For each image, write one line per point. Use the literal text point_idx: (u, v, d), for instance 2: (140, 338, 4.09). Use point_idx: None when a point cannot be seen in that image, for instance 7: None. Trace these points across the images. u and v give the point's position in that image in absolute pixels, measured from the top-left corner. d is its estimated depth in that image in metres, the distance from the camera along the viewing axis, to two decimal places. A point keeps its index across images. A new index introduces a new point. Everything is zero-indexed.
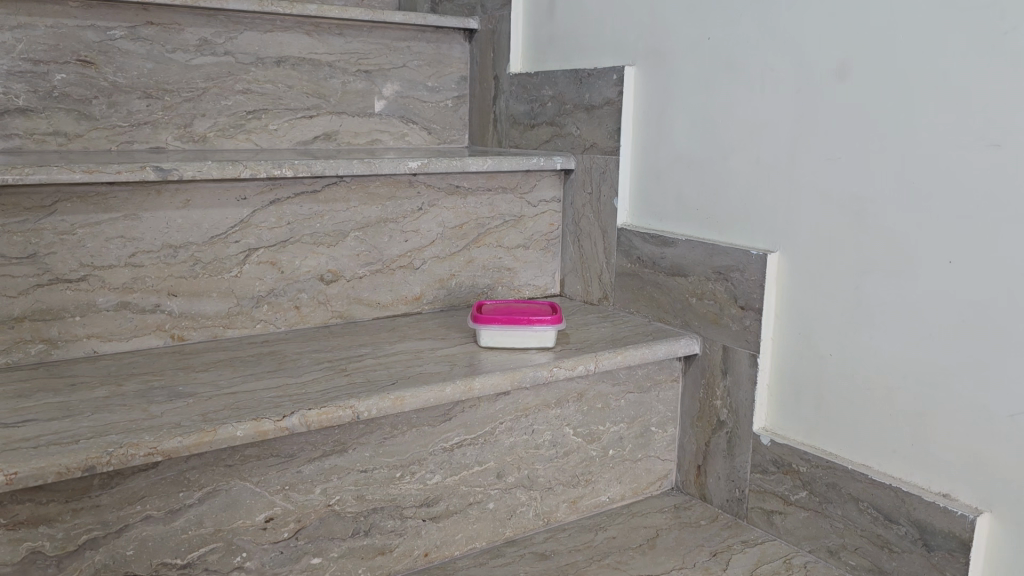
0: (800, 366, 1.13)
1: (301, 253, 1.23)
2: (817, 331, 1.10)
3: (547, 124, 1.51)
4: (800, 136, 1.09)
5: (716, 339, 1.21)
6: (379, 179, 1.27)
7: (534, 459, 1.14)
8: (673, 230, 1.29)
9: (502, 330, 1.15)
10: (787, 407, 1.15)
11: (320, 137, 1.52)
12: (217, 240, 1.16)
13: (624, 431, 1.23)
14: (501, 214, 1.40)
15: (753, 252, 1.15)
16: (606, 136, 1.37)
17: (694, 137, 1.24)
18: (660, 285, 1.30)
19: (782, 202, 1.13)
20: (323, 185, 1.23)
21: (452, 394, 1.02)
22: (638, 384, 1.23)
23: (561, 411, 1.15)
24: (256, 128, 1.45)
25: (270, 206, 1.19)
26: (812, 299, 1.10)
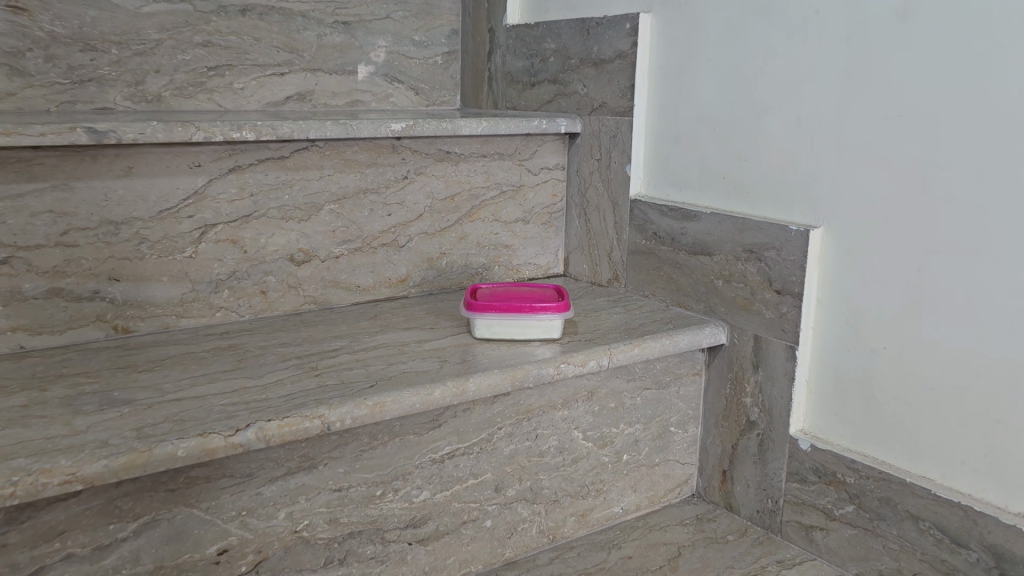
0: (848, 361, 0.97)
1: (268, 229, 1.06)
2: (868, 320, 0.94)
3: (549, 82, 1.34)
4: (851, 90, 0.92)
5: (746, 327, 1.06)
6: (358, 143, 1.10)
7: (538, 468, 0.99)
8: (695, 202, 1.13)
9: (499, 319, 0.99)
10: (831, 407, 0.99)
11: (293, 98, 1.34)
12: (166, 215, 0.99)
13: (640, 433, 1.07)
14: (498, 184, 1.23)
15: (793, 227, 0.98)
16: (616, 94, 1.20)
17: (720, 95, 1.07)
18: (680, 265, 1.14)
19: (828, 169, 0.96)
20: (292, 150, 1.06)
21: (441, 398, 0.86)
22: (656, 379, 1.07)
23: (569, 412, 1.00)
24: (219, 86, 1.27)
25: (229, 174, 1.02)
26: (863, 283, 0.94)
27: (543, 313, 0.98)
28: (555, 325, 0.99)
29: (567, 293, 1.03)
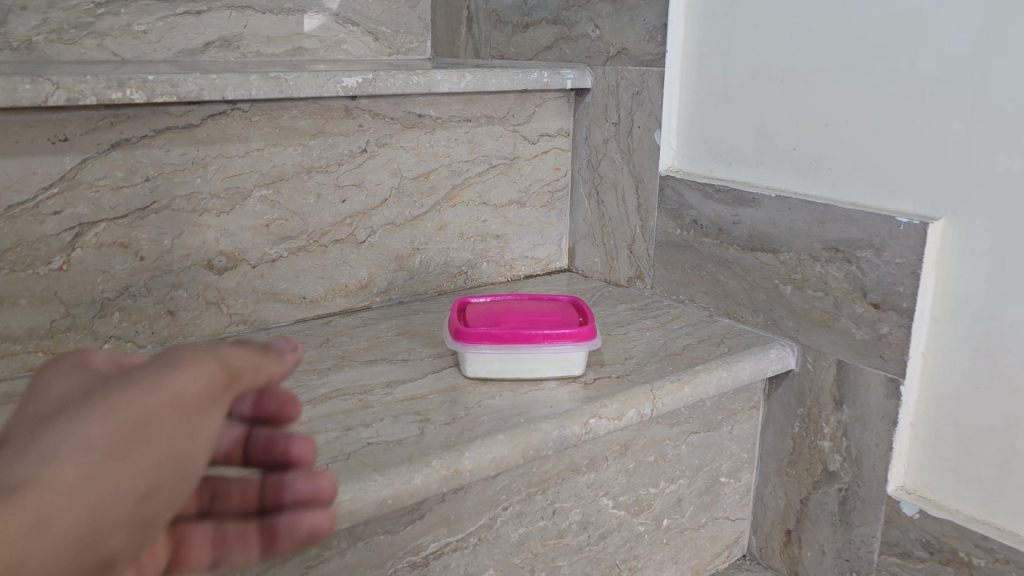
0: (977, 402, 0.71)
1: (173, 227, 0.77)
2: (1012, 350, 0.68)
3: (547, 22, 1.04)
4: (997, 25, 0.65)
5: (825, 350, 0.79)
6: (297, 105, 0.81)
7: (555, 553, 0.72)
8: (753, 181, 0.85)
9: (502, 352, 0.71)
10: (948, 460, 0.74)
11: (215, 44, 1.03)
12: (19, 212, 0.69)
13: (684, 490, 0.81)
14: (486, 157, 0.95)
15: (902, 220, 0.72)
16: (641, 37, 0.91)
17: (789, 36, 0.79)
18: (729, 264, 0.87)
19: (956, 138, 0.69)
20: (203, 116, 0.76)
21: (425, 487, 0.59)
22: (704, 419, 0.81)
23: (596, 476, 0.73)
24: (114, 28, 0.96)
25: (113, 152, 0.72)
26: (1008, 299, 0.67)
27: (563, 342, 0.70)
28: (579, 358, 0.72)
29: (591, 310, 0.76)
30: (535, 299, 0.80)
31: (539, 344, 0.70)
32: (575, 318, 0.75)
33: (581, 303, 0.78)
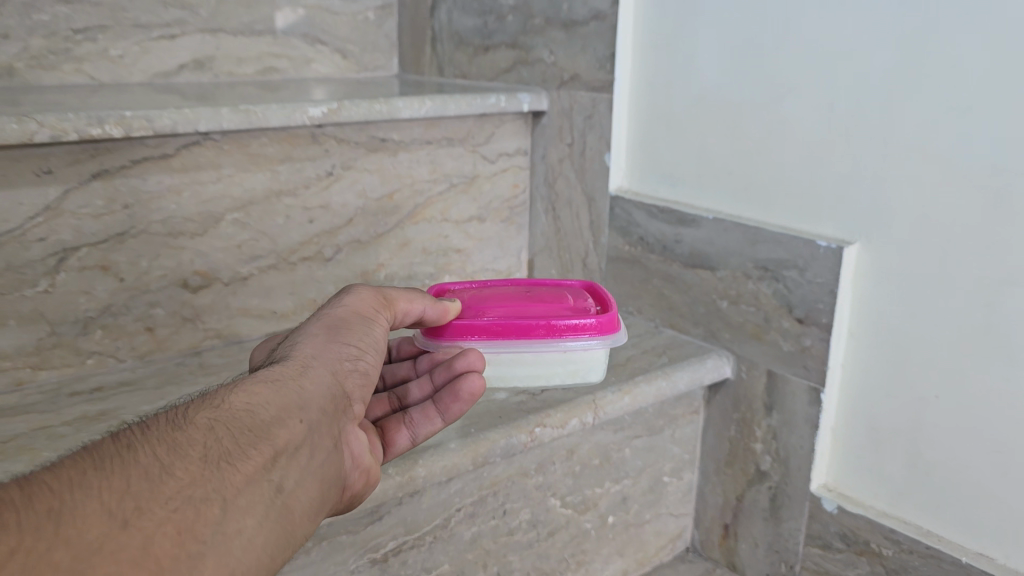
0: (886, 409, 0.78)
1: (150, 250, 0.82)
2: (916, 363, 0.75)
3: (506, 45, 1.09)
4: (904, 70, 0.71)
5: (757, 361, 0.86)
6: (266, 133, 0.86)
7: (507, 549, 0.79)
8: (694, 203, 0.92)
9: (506, 347, 0.68)
10: (862, 462, 0.81)
11: (188, 66, 1.10)
12: (6, 240, 0.74)
13: (628, 490, 0.88)
14: (447, 177, 1.01)
15: (821, 244, 0.79)
16: (592, 64, 0.97)
17: (724, 71, 0.86)
18: (673, 279, 0.94)
19: (867, 170, 0.76)
20: (177, 146, 0.81)
21: (381, 493, 0.65)
22: (647, 424, 0.87)
23: (545, 478, 0.79)
24: (90, 54, 1.02)
25: (92, 182, 0.77)
26: (909, 316, 0.75)
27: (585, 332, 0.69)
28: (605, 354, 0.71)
29: (614, 299, 0.74)
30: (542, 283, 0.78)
31: (555, 337, 0.68)
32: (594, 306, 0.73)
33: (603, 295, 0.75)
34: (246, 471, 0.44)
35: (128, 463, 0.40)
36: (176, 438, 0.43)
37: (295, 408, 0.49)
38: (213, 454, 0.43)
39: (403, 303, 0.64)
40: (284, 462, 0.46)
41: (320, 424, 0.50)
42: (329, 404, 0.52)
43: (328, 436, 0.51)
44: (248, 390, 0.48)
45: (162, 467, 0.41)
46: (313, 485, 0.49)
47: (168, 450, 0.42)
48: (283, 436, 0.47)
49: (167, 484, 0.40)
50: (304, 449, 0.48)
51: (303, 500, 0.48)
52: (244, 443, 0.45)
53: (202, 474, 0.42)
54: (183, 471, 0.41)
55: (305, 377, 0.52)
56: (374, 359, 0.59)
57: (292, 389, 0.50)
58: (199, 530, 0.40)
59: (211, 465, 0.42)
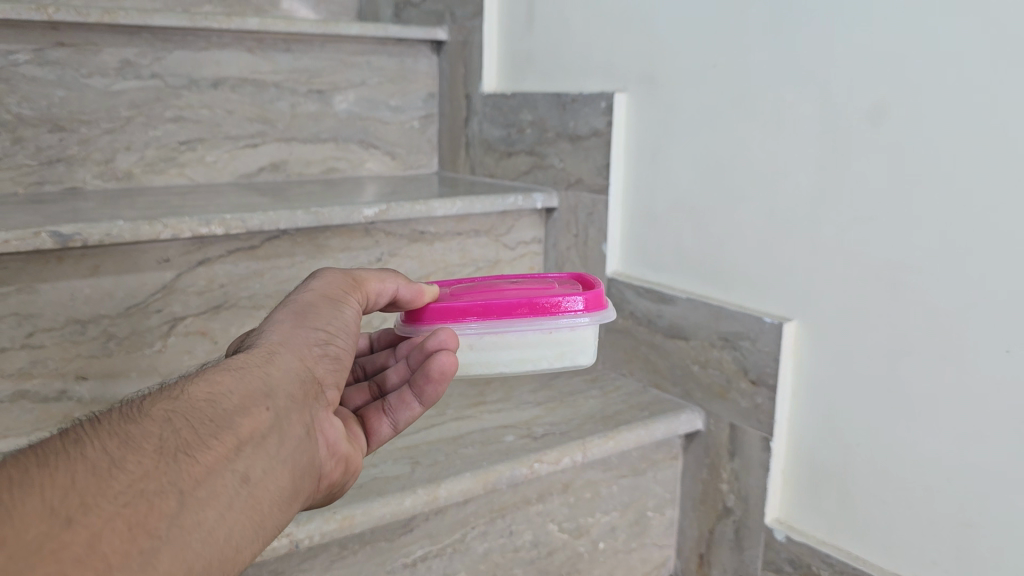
0: (821, 455, 0.96)
1: (238, 319, 1.05)
2: (841, 416, 0.94)
3: (525, 152, 1.33)
4: (822, 187, 0.92)
5: (722, 415, 1.06)
6: (330, 229, 1.09)
7: (513, 563, 0.98)
8: (673, 284, 1.13)
9: (489, 329, 0.80)
10: (805, 499, 0.99)
11: (266, 168, 1.36)
12: (134, 311, 0.97)
13: (617, 520, 1.07)
14: (474, 261, 1.23)
15: (766, 320, 0.98)
16: (593, 171, 1.20)
17: (694, 179, 1.07)
18: (657, 347, 1.14)
19: (800, 261, 0.96)
20: (262, 240, 1.04)
21: (412, 507, 0.85)
22: (632, 466, 1.06)
23: (544, 506, 0.99)
24: (191, 160, 1.28)
25: (198, 267, 1.01)
26: (834, 378, 0.94)
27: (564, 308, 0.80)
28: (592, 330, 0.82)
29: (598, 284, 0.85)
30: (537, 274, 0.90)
31: (537, 315, 0.80)
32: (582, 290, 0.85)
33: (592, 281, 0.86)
34: (204, 463, 0.52)
35: (83, 458, 0.47)
36: (133, 432, 0.51)
37: (253, 399, 0.59)
38: (170, 447, 0.51)
39: (373, 283, 0.79)
40: (242, 450, 0.55)
41: (278, 411, 0.60)
42: (289, 392, 0.63)
43: (288, 428, 0.61)
44: (204, 388, 0.57)
45: (114, 460, 0.48)
46: (274, 471, 0.58)
47: (125, 444, 0.50)
48: (240, 425, 0.56)
49: (122, 476, 0.48)
50: (259, 444, 0.57)
51: (266, 484, 0.57)
52: (200, 437, 0.53)
53: (158, 465, 0.50)
54: (136, 464, 0.49)
55: (264, 369, 0.62)
56: (342, 341, 0.72)
57: (250, 382, 0.60)
58: (153, 521, 0.47)
59: (167, 457, 0.50)
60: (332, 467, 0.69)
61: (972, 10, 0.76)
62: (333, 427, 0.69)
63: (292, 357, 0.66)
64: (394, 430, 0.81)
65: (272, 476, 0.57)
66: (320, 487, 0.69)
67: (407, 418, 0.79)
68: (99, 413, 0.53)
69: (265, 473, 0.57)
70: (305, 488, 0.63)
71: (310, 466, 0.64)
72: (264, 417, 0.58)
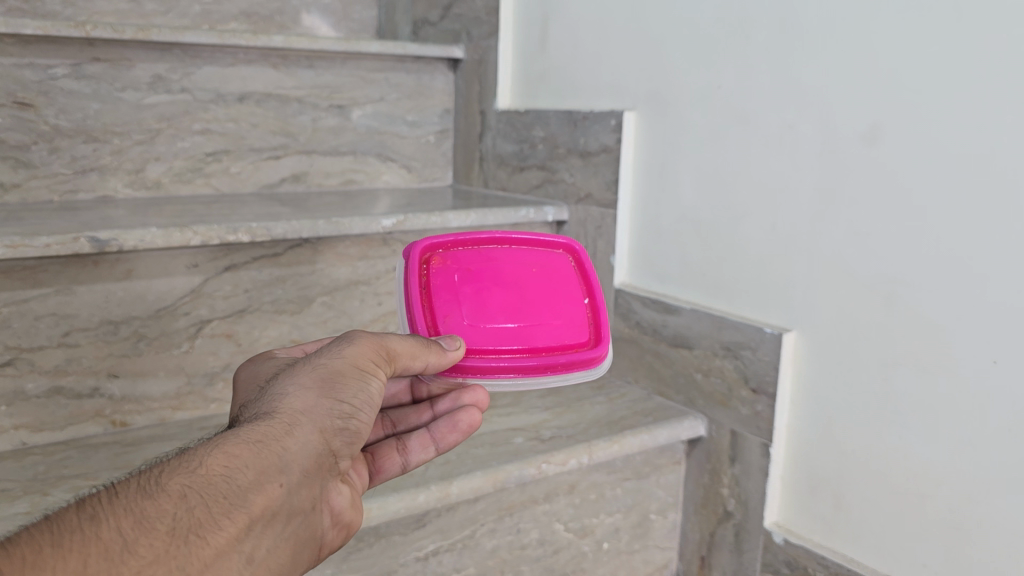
0: (819, 460, 1.00)
1: (261, 323, 1.10)
2: (838, 424, 0.97)
3: (537, 167, 1.38)
4: (823, 205, 0.96)
5: (724, 422, 1.10)
6: (350, 238, 1.14)
7: (520, 560, 1.02)
8: (679, 295, 1.17)
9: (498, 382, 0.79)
10: (803, 502, 1.03)
11: (288, 179, 1.41)
12: (164, 313, 1.02)
13: (620, 522, 1.11)
14: None
15: (767, 329, 1.02)
16: (602, 186, 1.24)
17: (700, 196, 1.11)
18: (662, 355, 1.19)
19: (801, 275, 1.00)
20: (285, 247, 1.09)
21: (425, 503, 0.90)
22: (636, 469, 1.11)
23: (550, 506, 1.03)
24: (216, 171, 1.34)
25: (225, 272, 1.06)
26: (831, 388, 0.98)
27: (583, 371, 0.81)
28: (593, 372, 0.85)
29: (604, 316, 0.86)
30: (542, 275, 0.87)
31: (546, 372, 0.79)
32: (584, 332, 0.85)
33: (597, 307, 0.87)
34: (210, 549, 0.55)
35: (95, 539, 0.51)
36: (148, 510, 0.54)
37: (268, 475, 0.61)
38: (181, 531, 0.54)
39: (404, 360, 0.72)
40: (251, 528, 0.59)
41: (291, 486, 0.63)
42: (304, 465, 0.64)
43: (295, 503, 0.64)
44: (225, 456, 0.59)
45: (126, 543, 0.51)
46: (273, 549, 0.62)
47: (138, 526, 0.53)
48: (252, 503, 0.59)
49: (130, 563, 0.51)
50: (265, 524, 0.60)
51: (265, 562, 0.61)
52: (210, 518, 0.56)
53: (166, 550, 0.53)
54: (145, 549, 0.52)
55: (286, 441, 0.63)
56: (365, 416, 0.70)
57: (268, 454, 0.61)
58: None
59: (176, 541, 0.54)
60: (341, 534, 0.73)
61: (961, 36, 0.81)
62: (341, 495, 0.72)
63: (313, 430, 0.66)
64: (402, 469, 0.84)
65: (271, 556, 0.62)
66: (323, 552, 0.72)
67: (418, 460, 0.83)
68: (119, 480, 0.56)
69: (266, 551, 0.61)
70: (305, 557, 0.68)
71: (312, 535, 0.68)
72: (276, 493, 0.61)
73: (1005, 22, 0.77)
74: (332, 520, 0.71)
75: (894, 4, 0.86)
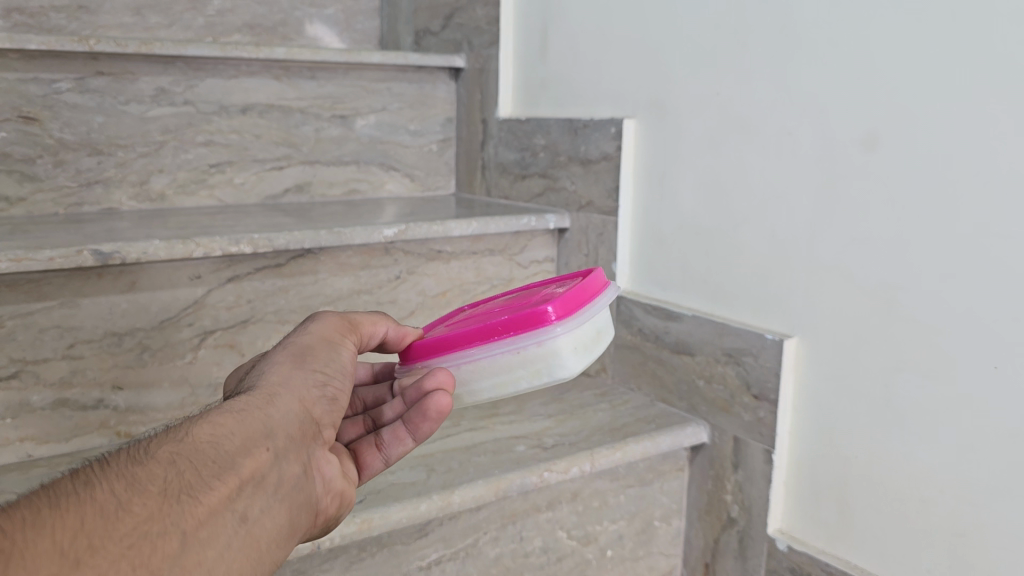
0: (821, 466, 1.00)
1: (264, 333, 1.11)
2: (840, 430, 0.97)
3: (538, 175, 1.38)
4: (822, 207, 0.96)
5: (726, 428, 1.10)
6: (351, 248, 1.15)
7: (523, 568, 1.02)
8: (680, 302, 1.17)
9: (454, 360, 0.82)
10: (806, 509, 1.02)
11: (291, 189, 1.42)
12: (168, 324, 1.03)
13: (624, 529, 1.11)
14: (488, 279, 1.29)
15: (768, 336, 1.02)
16: (603, 193, 1.25)
17: (701, 202, 1.12)
18: (664, 362, 1.19)
19: (801, 280, 1.00)
20: (287, 258, 1.10)
21: (427, 512, 0.90)
22: (639, 476, 1.11)
23: (553, 514, 1.03)
24: (220, 182, 1.35)
25: (227, 283, 1.06)
26: (835, 394, 0.97)
27: (527, 330, 0.79)
28: (574, 341, 0.80)
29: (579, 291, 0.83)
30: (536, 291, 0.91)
31: (495, 339, 0.80)
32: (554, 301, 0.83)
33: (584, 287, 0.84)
34: (205, 506, 0.55)
35: (90, 498, 0.50)
36: (139, 473, 0.53)
37: (254, 440, 0.61)
38: (173, 489, 0.54)
39: (366, 326, 0.82)
40: (244, 488, 0.58)
41: (278, 450, 0.63)
42: (288, 431, 0.65)
43: (286, 464, 0.64)
44: (209, 426, 0.60)
45: (120, 503, 0.51)
46: (271, 510, 0.61)
47: (131, 487, 0.52)
48: (242, 466, 0.59)
49: (127, 519, 0.50)
50: (259, 486, 0.60)
51: (261, 522, 0.59)
52: (202, 479, 0.56)
53: (162, 507, 0.52)
54: (141, 507, 0.51)
55: (267, 409, 0.65)
56: (341, 383, 0.75)
57: (253, 421, 0.63)
58: (155, 563, 0.50)
59: (171, 499, 0.53)
60: (338, 504, 0.73)
61: (959, 43, 0.81)
62: (331, 465, 0.71)
63: (292, 399, 0.68)
64: (386, 465, 0.83)
65: (270, 515, 0.60)
66: (316, 523, 0.71)
67: (398, 452, 0.81)
68: (108, 455, 0.56)
69: (262, 511, 0.60)
70: (302, 524, 0.66)
71: (308, 501, 0.67)
72: (265, 457, 0.61)
73: (1002, 28, 0.77)
74: (323, 487, 0.70)
75: (890, 10, 0.87)
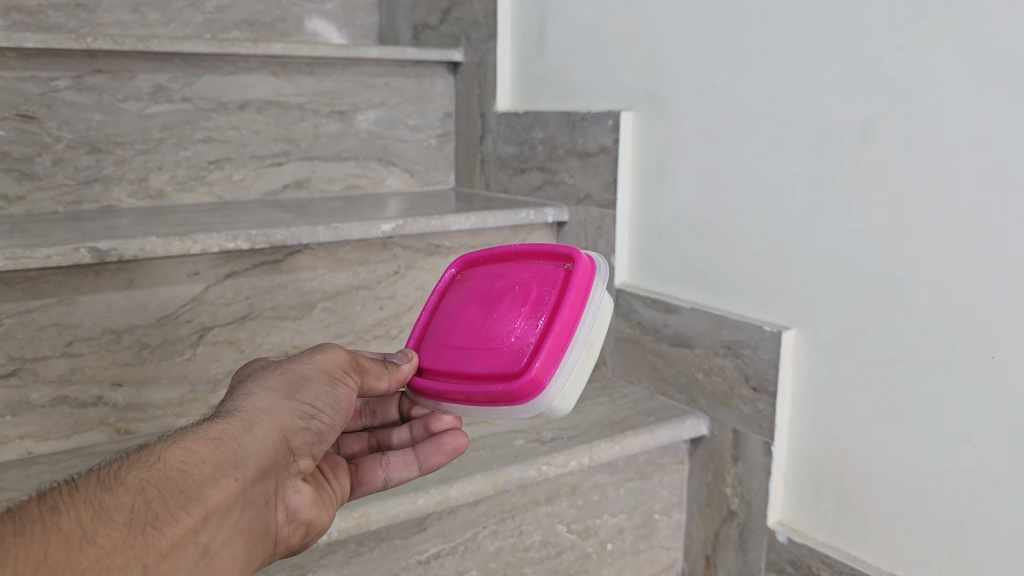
0: (821, 456, 1.00)
1: (263, 329, 1.11)
2: (839, 421, 0.97)
3: (537, 169, 1.38)
4: (820, 201, 0.96)
5: (726, 421, 1.10)
6: (350, 243, 1.15)
7: (522, 562, 1.02)
8: (679, 295, 1.17)
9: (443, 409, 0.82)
10: (806, 501, 1.02)
11: (290, 185, 1.42)
12: (166, 321, 1.03)
13: (624, 522, 1.11)
14: None
15: (767, 329, 1.02)
16: (601, 187, 1.24)
17: (698, 195, 1.11)
18: (663, 355, 1.19)
19: (799, 273, 0.99)
20: (285, 254, 1.10)
21: (425, 506, 0.90)
22: (639, 469, 1.11)
23: (552, 507, 1.03)
24: (219, 178, 1.35)
25: (225, 280, 1.06)
26: (835, 386, 0.97)
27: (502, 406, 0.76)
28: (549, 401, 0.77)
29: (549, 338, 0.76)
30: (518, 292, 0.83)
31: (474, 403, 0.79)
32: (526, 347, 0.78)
33: (561, 326, 0.77)
34: (167, 539, 0.57)
35: (57, 527, 0.52)
36: (106, 502, 0.55)
37: (223, 470, 0.63)
38: (137, 521, 0.56)
39: (369, 374, 0.77)
40: (207, 520, 0.60)
41: (246, 481, 0.64)
42: (259, 462, 0.66)
43: (250, 497, 0.65)
44: (181, 452, 0.61)
45: (86, 533, 0.53)
46: (231, 541, 0.63)
47: (97, 517, 0.54)
48: (207, 496, 0.61)
49: (89, 551, 0.52)
50: (222, 519, 0.61)
51: (222, 553, 0.62)
52: (167, 511, 0.58)
53: (123, 539, 0.54)
54: (105, 539, 0.53)
55: (241, 439, 0.65)
56: (330, 419, 0.73)
57: (225, 451, 0.64)
58: None
59: (134, 531, 0.55)
60: (303, 533, 0.74)
61: (955, 29, 0.80)
62: (300, 494, 0.72)
63: (272, 426, 0.69)
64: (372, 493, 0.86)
65: (228, 548, 0.62)
66: (277, 550, 0.72)
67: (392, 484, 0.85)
68: (80, 475, 0.58)
69: (222, 542, 0.62)
70: (261, 552, 0.68)
71: (267, 530, 0.68)
72: (232, 488, 0.63)
73: (996, 17, 0.77)
74: (286, 516, 0.71)
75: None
